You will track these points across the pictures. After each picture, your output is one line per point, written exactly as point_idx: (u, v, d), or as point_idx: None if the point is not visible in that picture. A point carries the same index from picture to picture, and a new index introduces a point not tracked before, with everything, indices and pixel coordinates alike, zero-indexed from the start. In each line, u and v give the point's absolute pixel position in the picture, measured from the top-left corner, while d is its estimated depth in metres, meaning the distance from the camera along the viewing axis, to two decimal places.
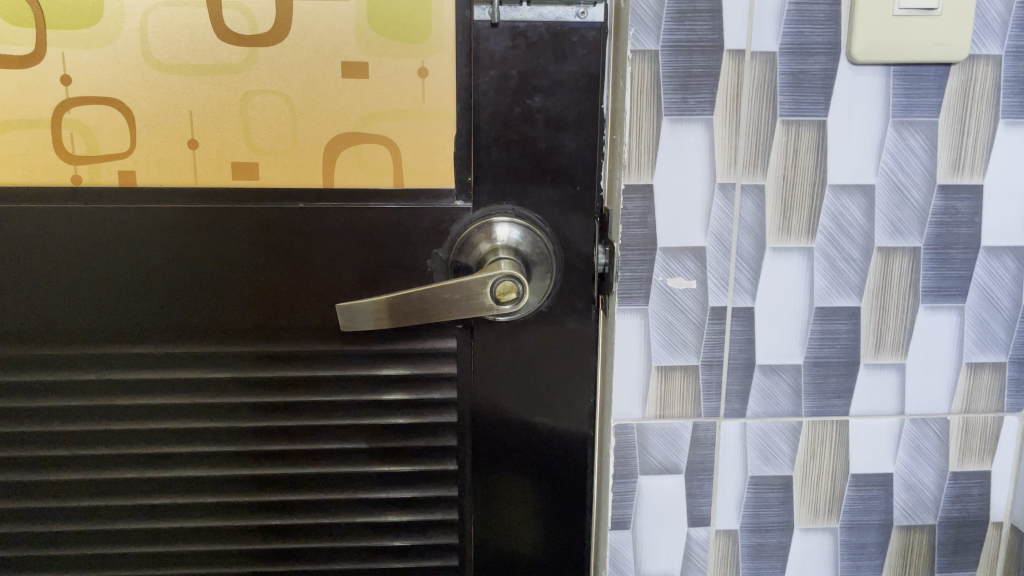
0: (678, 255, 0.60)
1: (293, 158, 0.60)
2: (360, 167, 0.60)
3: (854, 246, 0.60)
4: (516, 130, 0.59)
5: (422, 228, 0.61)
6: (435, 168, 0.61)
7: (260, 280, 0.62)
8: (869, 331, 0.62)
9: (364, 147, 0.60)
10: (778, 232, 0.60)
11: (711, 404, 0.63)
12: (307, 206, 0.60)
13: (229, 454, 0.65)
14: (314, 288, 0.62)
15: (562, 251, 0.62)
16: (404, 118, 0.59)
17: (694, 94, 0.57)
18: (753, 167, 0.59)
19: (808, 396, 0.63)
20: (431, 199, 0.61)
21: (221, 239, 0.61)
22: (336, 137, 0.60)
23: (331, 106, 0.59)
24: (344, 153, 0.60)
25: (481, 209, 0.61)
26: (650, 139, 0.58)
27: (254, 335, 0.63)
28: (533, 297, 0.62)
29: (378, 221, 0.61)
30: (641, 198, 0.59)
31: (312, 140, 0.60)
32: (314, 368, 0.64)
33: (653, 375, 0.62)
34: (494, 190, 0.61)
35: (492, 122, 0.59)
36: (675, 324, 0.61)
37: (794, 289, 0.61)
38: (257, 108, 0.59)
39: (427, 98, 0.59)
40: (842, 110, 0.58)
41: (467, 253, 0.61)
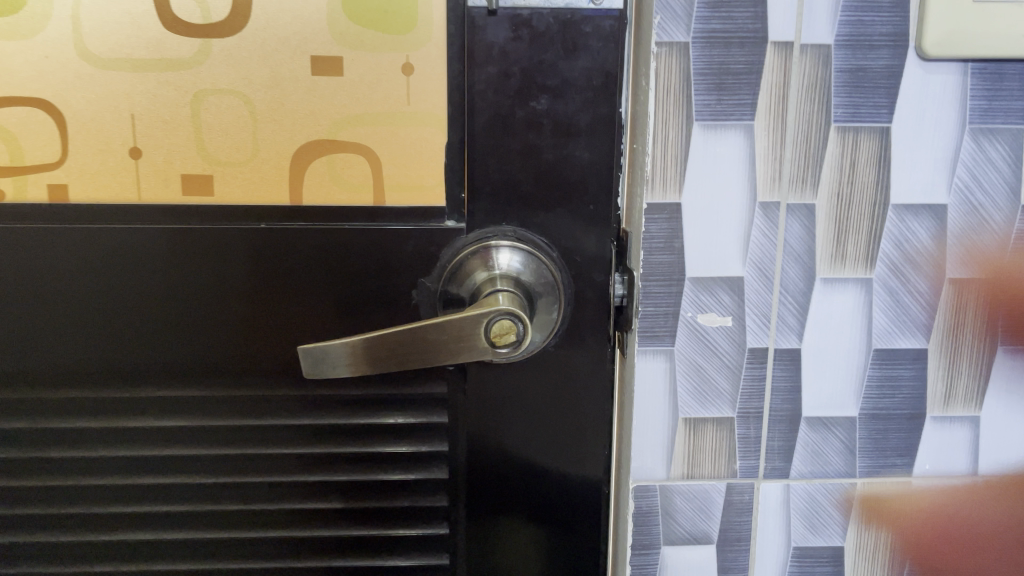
0: (711, 287, 0.50)
1: (254, 170, 0.51)
2: (334, 181, 0.51)
3: (922, 278, 0.50)
4: (517, 137, 0.50)
5: (408, 254, 0.52)
6: (422, 183, 0.51)
7: (219, 313, 0.52)
8: (937, 378, 0.52)
9: (339, 158, 0.50)
10: (831, 260, 0.50)
11: (749, 463, 0.53)
12: (272, 227, 0.51)
13: (182, 516, 0.55)
14: (281, 322, 0.52)
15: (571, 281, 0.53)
16: (385, 123, 0.50)
17: (731, 95, 0.48)
18: (802, 183, 0.49)
19: (863, 454, 0.53)
20: (416, 218, 0.51)
21: (175, 265, 0.51)
22: (305, 145, 0.50)
23: (299, 110, 0.50)
24: (314, 165, 0.51)
25: (477, 230, 0.52)
26: (679, 149, 0.48)
27: (213, 379, 0.53)
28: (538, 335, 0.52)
29: (358, 246, 0.51)
30: (667, 219, 0.49)
31: (276, 149, 0.50)
32: (284, 416, 0.54)
33: (678, 428, 0.52)
34: (491, 209, 0.51)
35: (490, 127, 0.50)
36: (706, 369, 0.51)
37: (849, 328, 0.51)
38: (211, 110, 0.50)
39: (412, 100, 0.50)
40: (909, 115, 0.48)
41: (458, 284, 0.52)
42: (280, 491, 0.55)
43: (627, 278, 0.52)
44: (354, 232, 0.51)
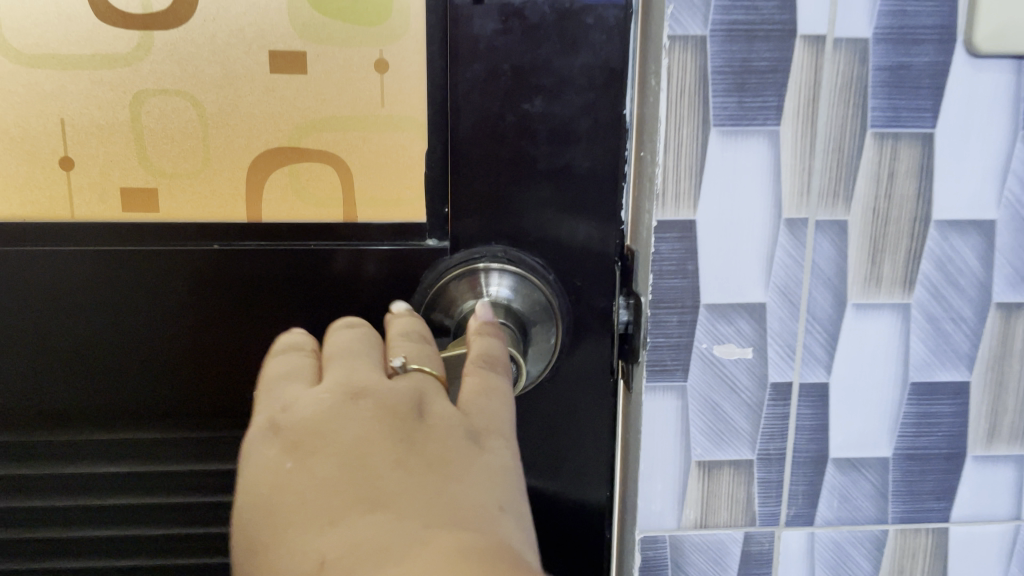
0: (729, 315, 0.44)
1: (207, 182, 0.44)
2: (297, 193, 0.45)
3: (966, 302, 0.45)
4: (508, 144, 0.43)
5: (385, 277, 0.45)
6: (399, 196, 0.45)
7: (162, 345, 0.46)
8: (980, 414, 0.46)
9: (303, 168, 0.44)
10: (863, 283, 0.44)
11: (770, 510, 0.47)
12: (224, 248, 0.44)
13: (112, 574, 0.48)
14: (234, 355, 0.46)
15: (570, 306, 0.46)
16: (356, 128, 0.43)
17: (753, 97, 0.41)
18: (833, 196, 0.43)
19: (897, 498, 0.48)
20: (393, 237, 0.45)
21: (109, 291, 0.45)
22: (263, 153, 0.44)
23: (256, 113, 0.43)
24: (273, 176, 0.44)
25: (464, 249, 0.45)
26: (693, 158, 0.42)
27: (159, 419, 0.46)
28: (535, 368, 0.45)
29: (325, 268, 0.45)
30: (679, 238, 0.43)
31: (231, 158, 0.44)
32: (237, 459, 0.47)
33: (691, 473, 0.47)
34: (479, 225, 0.45)
35: (478, 133, 0.43)
36: (722, 407, 0.46)
37: (883, 359, 0.45)
38: (154, 114, 0.43)
39: (387, 102, 0.43)
40: (955, 120, 0.42)
41: (442, 312, 0.45)
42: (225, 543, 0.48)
43: (633, 303, 0.46)
44: (320, 253, 0.45)
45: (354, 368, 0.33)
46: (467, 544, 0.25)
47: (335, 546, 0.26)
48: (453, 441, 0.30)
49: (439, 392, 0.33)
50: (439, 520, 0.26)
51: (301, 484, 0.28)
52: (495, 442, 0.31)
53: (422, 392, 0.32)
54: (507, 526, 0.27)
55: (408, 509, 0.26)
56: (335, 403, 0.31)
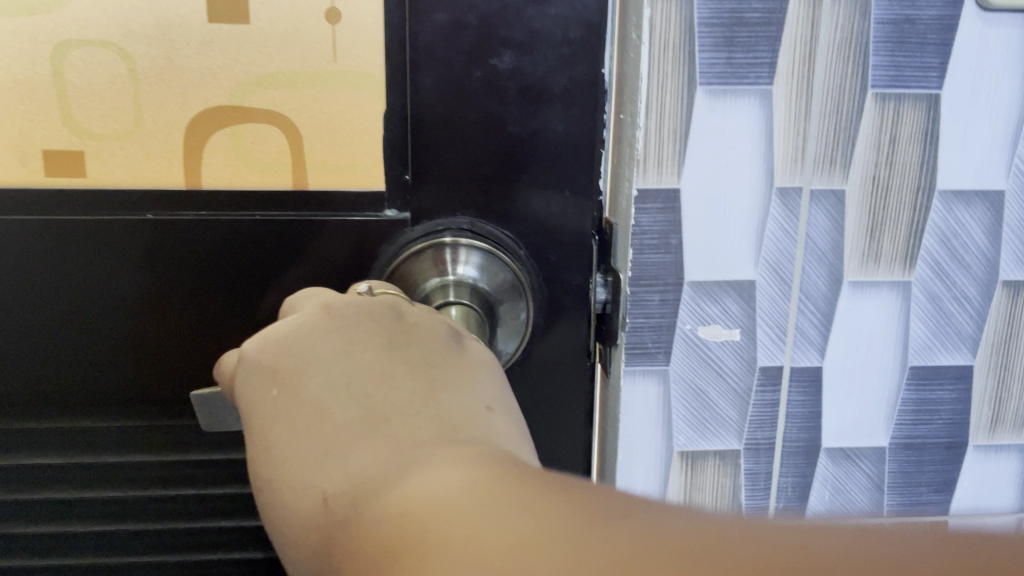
0: (715, 293, 0.41)
1: (139, 146, 0.38)
2: (241, 159, 0.39)
3: (971, 280, 0.41)
4: (474, 104, 0.39)
5: (340, 253, 0.41)
6: (354, 163, 0.39)
7: (88, 329, 0.40)
8: (983, 401, 0.43)
9: (246, 129, 0.38)
10: (861, 259, 0.41)
11: (757, 503, 0.44)
12: (157, 217, 0.39)
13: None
14: (169, 339, 0.41)
15: (541, 283, 0.42)
16: (304, 85, 0.38)
17: (744, 53, 0.38)
18: (830, 164, 0.39)
19: (893, 490, 0.44)
20: (348, 207, 0.40)
21: (28, 266, 0.39)
22: (202, 112, 0.38)
23: (192, 67, 0.37)
24: (213, 138, 0.38)
25: (427, 221, 0.41)
26: (678, 120, 0.38)
27: (82, 411, 0.41)
28: (506, 349, 0.42)
29: (270, 242, 0.40)
30: (662, 208, 0.39)
31: (166, 117, 0.38)
32: (172, 451, 0.42)
33: (673, 464, 0.43)
34: (443, 194, 0.41)
35: (441, 91, 0.39)
36: (707, 393, 0.42)
37: (881, 342, 0.42)
38: (79, 67, 0.37)
39: (339, 56, 0.38)
40: (964, 79, 0.38)
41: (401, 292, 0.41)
42: (149, 543, 0.43)
43: (611, 281, 0.42)
44: (266, 225, 0.40)
45: (327, 299, 0.32)
46: (463, 442, 0.24)
47: (337, 480, 0.25)
48: (433, 347, 0.30)
49: (408, 304, 0.33)
50: (440, 426, 0.25)
51: (289, 411, 0.27)
52: (475, 344, 0.32)
53: (395, 306, 0.32)
54: (495, 420, 0.27)
55: (398, 415, 0.26)
56: (313, 325, 0.30)
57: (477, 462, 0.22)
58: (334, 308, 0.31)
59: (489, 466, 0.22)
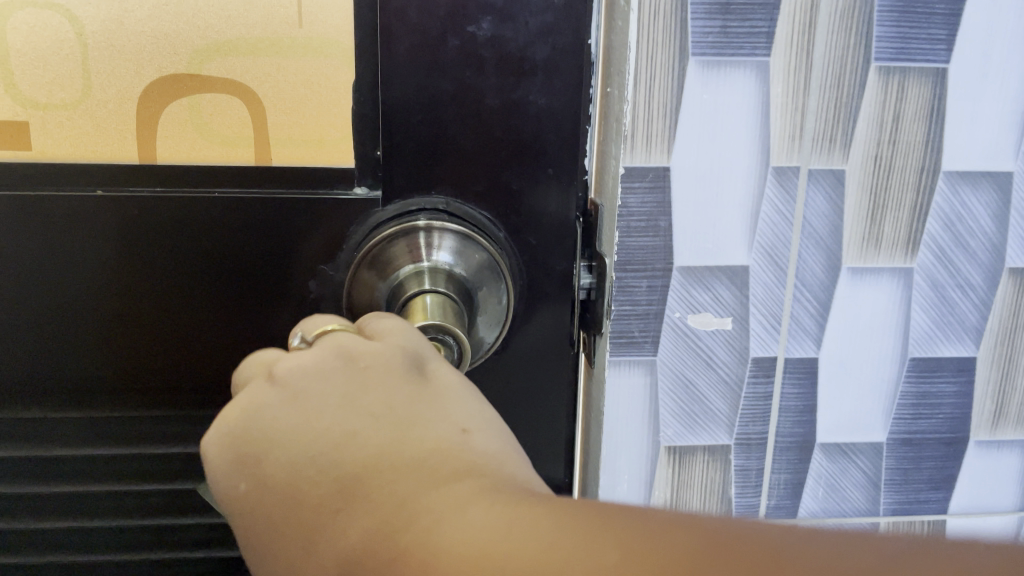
0: (706, 280, 0.38)
1: (88, 119, 0.34)
2: (199, 133, 0.34)
3: (976, 267, 0.39)
4: (448, 74, 0.34)
5: (299, 236, 0.35)
6: (321, 137, 0.35)
7: (15, 319, 0.36)
8: (986, 394, 0.41)
9: (204, 100, 0.34)
10: (861, 244, 0.38)
11: (747, 501, 0.42)
12: (88, 196, 0.34)
13: None
14: (106, 330, 0.36)
15: (524, 271, 0.37)
16: (268, 52, 0.33)
17: (739, 21, 0.35)
18: (829, 142, 0.37)
19: (891, 488, 0.42)
20: (306, 186, 0.35)
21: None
22: (156, 81, 0.34)
23: (143, 31, 0.33)
24: (169, 109, 0.34)
25: (397, 202, 0.36)
26: (667, 94, 0.36)
27: (27, 404, 0.37)
28: (487, 340, 0.36)
29: (218, 224, 0.35)
30: (650, 188, 0.37)
31: (116, 86, 0.34)
32: (113, 444, 0.38)
33: (659, 458, 0.41)
34: (414, 173, 0.35)
35: (411, 58, 0.34)
36: (696, 386, 0.40)
37: (880, 333, 0.40)
38: (20, 32, 0.33)
39: (305, 19, 0.33)
40: (972, 53, 0.36)
41: (366, 281, 0.35)
42: (85, 540, 0.39)
43: (597, 267, 0.37)
44: (214, 204, 0.35)
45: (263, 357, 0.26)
46: (461, 486, 0.20)
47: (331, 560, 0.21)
48: (392, 380, 0.24)
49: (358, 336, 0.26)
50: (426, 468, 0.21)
51: (266, 507, 0.23)
52: (439, 363, 0.26)
53: (338, 346, 0.25)
54: (480, 445, 0.22)
55: (380, 485, 0.20)
56: (256, 395, 0.24)
57: (494, 503, 0.19)
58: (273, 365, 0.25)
59: (511, 508, 0.18)
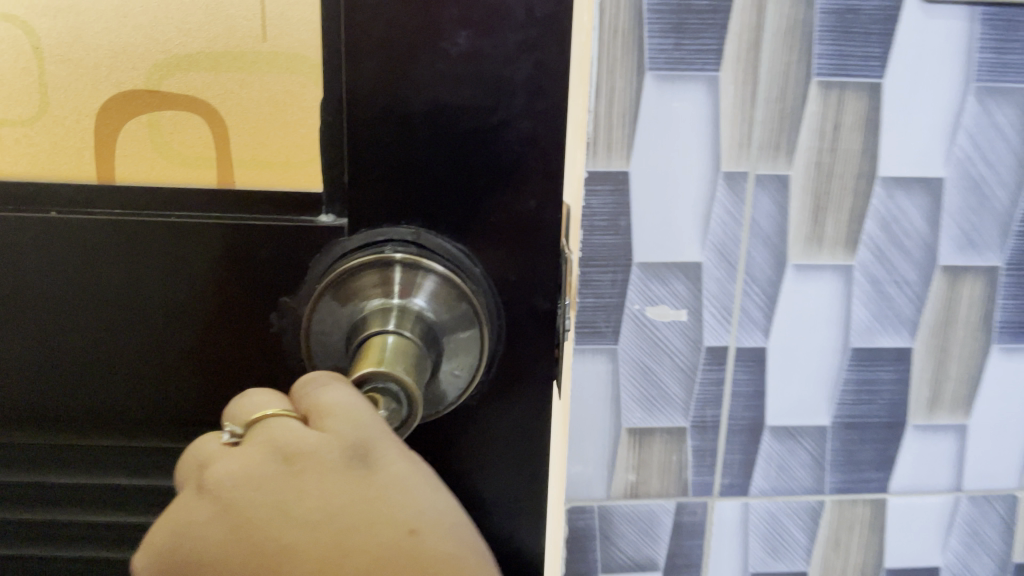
0: (663, 275, 0.42)
1: (42, 132, 0.31)
2: (159, 151, 0.31)
3: (910, 264, 0.42)
4: (419, 92, 0.29)
5: (256, 263, 0.31)
6: (287, 158, 0.31)
7: None
8: (923, 381, 0.44)
9: (162, 117, 0.31)
10: (805, 242, 0.42)
11: (702, 479, 0.45)
12: (20, 215, 0.30)
13: None
14: (41, 357, 0.32)
15: (504, 311, 0.32)
16: (230, 66, 0.30)
17: (692, 39, 0.38)
18: (775, 149, 0.40)
19: (835, 468, 0.46)
20: (269, 210, 0.31)
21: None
22: (113, 96, 0.31)
23: (102, 45, 0.30)
24: (128, 126, 0.31)
25: (364, 229, 0.31)
26: (626, 105, 0.39)
27: None
28: (455, 388, 0.31)
29: (167, 250, 0.31)
30: (612, 191, 0.40)
31: (73, 98, 0.31)
32: (36, 472, 0.34)
33: (622, 440, 0.44)
34: (378, 201, 0.31)
35: (374, 70, 0.29)
36: (655, 372, 0.43)
37: (824, 324, 0.43)
38: None
39: (269, 32, 0.30)
40: (904, 69, 0.39)
41: (322, 319, 0.30)
42: None
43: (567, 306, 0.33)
44: (162, 225, 0.30)
45: (197, 454, 0.22)
46: None
47: None
48: (334, 484, 0.21)
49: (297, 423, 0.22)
50: None
51: None
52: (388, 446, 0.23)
53: (271, 439, 0.22)
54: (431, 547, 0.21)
55: None
56: (190, 513, 0.21)
57: None
58: (204, 471, 0.22)
59: None
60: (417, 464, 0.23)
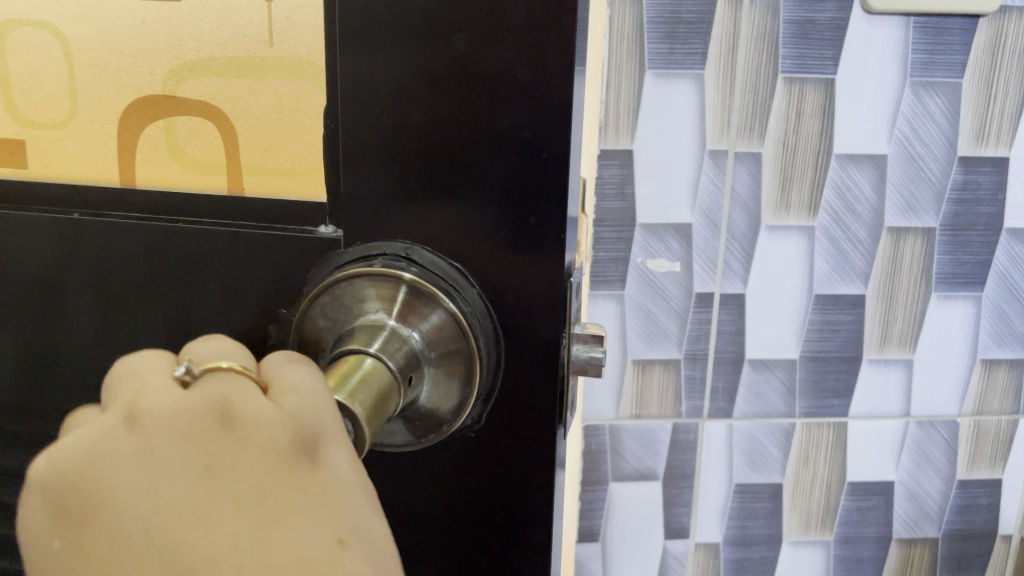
0: (660, 233, 0.52)
1: (70, 143, 0.28)
2: (177, 162, 0.27)
3: (862, 226, 0.52)
4: (409, 101, 0.25)
5: (246, 275, 0.27)
6: (294, 167, 0.27)
7: None
8: (875, 323, 0.54)
9: (179, 120, 0.27)
10: (775, 207, 0.52)
11: (694, 403, 0.55)
12: (31, 214, 0.28)
13: None
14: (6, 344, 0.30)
15: (504, 341, 0.27)
16: (239, 73, 0.26)
17: (682, 44, 0.49)
18: (750, 131, 0.50)
19: (804, 394, 0.56)
20: (255, 218, 0.27)
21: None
22: (135, 103, 0.27)
23: (123, 49, 0.26)
24: (148, 133, 0.27)
25: (359, 245, 0.27)
26: (631, 96, 0.50)
27: None
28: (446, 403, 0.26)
29: (153, 255, 0.28)
30: (620, 165, 0.51)
31: (98, 104, 0.27)
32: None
33: (628, 369, 0.54)
34: (367, 219, 0.26)
35: (365, 69, 0.25)
36: (655, 313, 0.53)
37: (792, 274, 0.53)
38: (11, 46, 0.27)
39: (276, 35, 0.25)
40: (853, 68, 0.50)
41: (311, 327, 0.27)
42: None
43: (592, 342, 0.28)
44: (139, 227, 0.28)
45: (135, 382, 0.19)
46: None
47: None
48: (270, 469, 0.17)
49: (251, 392, 0.18)
50: None
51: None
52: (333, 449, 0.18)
53: (223, 405, 0.18)
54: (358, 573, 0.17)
55: None
56: (105, 440, 0.17)
57: None
58: (138, 400, 0.18)
59: None
60: (367, 486, 0.18)
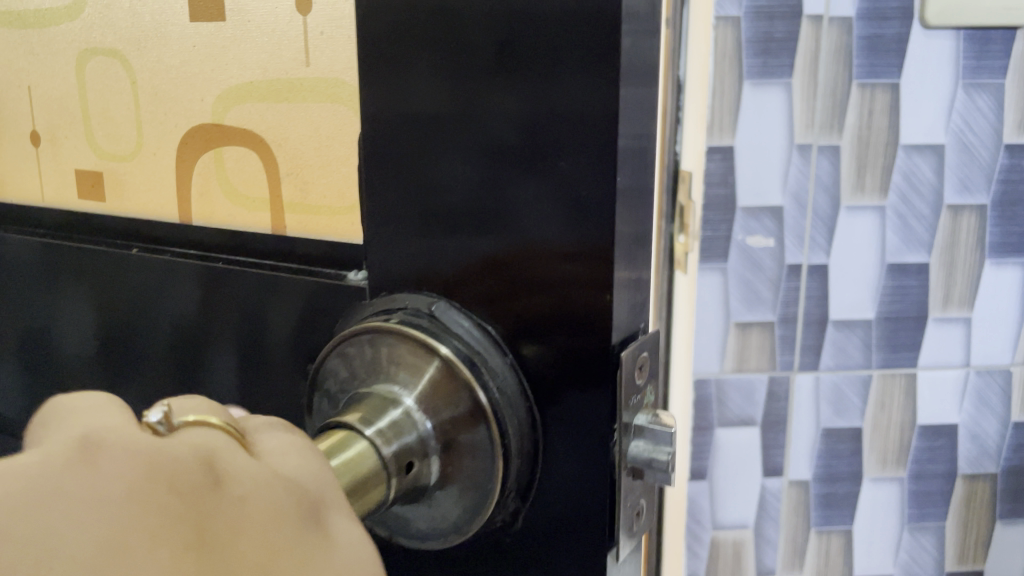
0: (757, 214, 0.63)
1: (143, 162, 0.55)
2: (233, 177, 0.52)
3: (924, 204, 0.63)
4: (437, 180, 0.35)
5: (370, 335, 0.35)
6: (338, 202, 0.48)
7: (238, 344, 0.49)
8: (937, 286, 0.65)
9: (227, 149, 0.52)
10: (853, 190, 0.62)
11: (786, 358, 0.66)
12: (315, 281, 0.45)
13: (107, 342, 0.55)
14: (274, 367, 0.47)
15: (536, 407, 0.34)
16: (279, 98, 0.49)
17: (774, 59, 0.60)
18: (831, 127, 0.61)
19: (880, 349, 0.66)
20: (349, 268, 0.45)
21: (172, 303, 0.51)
22: (193, 129, 0.53)
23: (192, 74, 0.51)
24: (204, 156, 0.53)
25: (384, 296, 0.38)
26: (732, 101, 0.60)
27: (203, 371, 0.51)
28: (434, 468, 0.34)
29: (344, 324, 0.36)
30: (722, 158, 0.61)
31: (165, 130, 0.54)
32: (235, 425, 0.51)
33: (731, 330, 0.65)
34: (401, 272, 0.37)
35: (395, 167, 0.36)
36: (753, 281, 0.64)
37: (867, 245, 0.63)
38: (109, 81, 0.55)
39: (310, 60, 0.47)
40: (915, 72, 0.60)
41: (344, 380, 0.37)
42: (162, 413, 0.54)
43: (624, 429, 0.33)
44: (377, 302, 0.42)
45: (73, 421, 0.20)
46: None
47: None
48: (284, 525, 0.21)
49: (237, 448, 0.22)
50: None
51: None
52: (334, 512, 0.22)
53: (208, 455, 0.21)
54: None
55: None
56: (65, 474, 0.18)
57: None
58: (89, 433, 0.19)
59: None
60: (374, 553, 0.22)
